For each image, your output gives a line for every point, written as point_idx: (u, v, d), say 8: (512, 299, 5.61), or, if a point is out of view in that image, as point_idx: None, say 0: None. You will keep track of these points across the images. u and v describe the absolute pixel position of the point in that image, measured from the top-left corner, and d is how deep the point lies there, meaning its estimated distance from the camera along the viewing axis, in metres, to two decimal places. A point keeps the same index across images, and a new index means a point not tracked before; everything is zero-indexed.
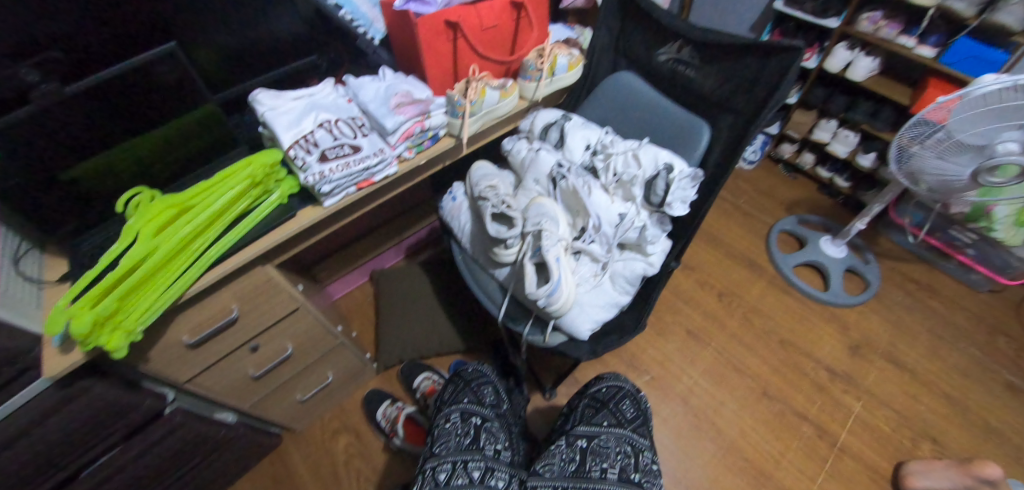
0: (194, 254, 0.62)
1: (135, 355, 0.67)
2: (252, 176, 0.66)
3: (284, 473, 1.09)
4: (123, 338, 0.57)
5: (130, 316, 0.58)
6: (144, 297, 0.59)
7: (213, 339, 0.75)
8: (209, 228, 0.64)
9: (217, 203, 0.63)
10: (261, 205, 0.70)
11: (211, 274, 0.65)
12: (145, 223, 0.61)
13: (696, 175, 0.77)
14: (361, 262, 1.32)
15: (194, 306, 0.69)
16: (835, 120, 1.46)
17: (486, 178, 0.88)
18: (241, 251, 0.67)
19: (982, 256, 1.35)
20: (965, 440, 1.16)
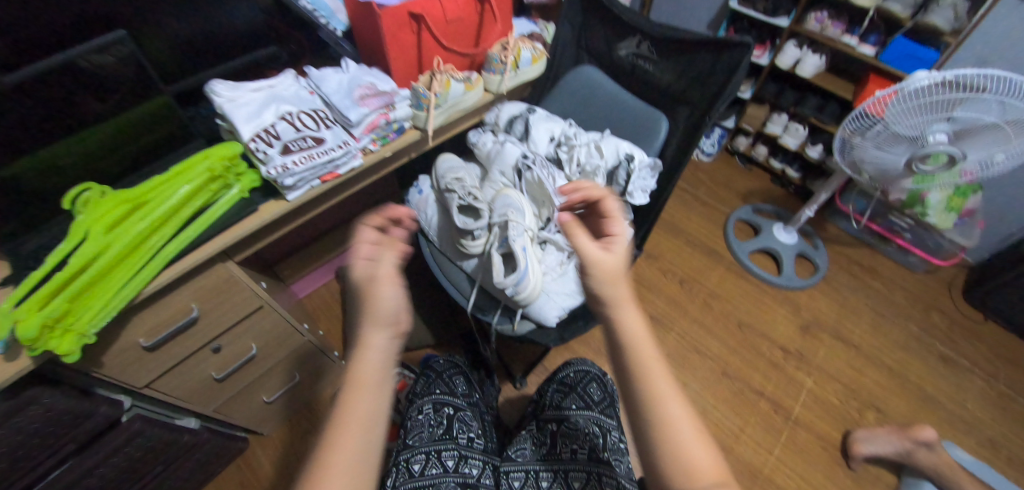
0: (150, 251, 0.59)
1: (88, 361, 0.64)
2: (211, 170, 0.65)
3: (251, 478, 1.06)
4: (76, 342, 0.54)
5: (82, 319, 0.54)
6: (96, 298, 0.56)
7: (172, 342, 0.73)
8: (164, 225, 0.62)
9: (174, 199, 0.61)
10: (219, 200, 0.67)
11: (168, 272, 0.62)
12: (95, 221, 0.58)
13: (654, 165, 0.81)
14: (326, 260, 1.29)
15: (150, 307, 0.66)
16: (786, 114, 1.54)
17: (452, 170, 0.88)
18: (199, 246, 0.64)
19: (918, 239, 1.49)
20: (904, 408, 1.26)
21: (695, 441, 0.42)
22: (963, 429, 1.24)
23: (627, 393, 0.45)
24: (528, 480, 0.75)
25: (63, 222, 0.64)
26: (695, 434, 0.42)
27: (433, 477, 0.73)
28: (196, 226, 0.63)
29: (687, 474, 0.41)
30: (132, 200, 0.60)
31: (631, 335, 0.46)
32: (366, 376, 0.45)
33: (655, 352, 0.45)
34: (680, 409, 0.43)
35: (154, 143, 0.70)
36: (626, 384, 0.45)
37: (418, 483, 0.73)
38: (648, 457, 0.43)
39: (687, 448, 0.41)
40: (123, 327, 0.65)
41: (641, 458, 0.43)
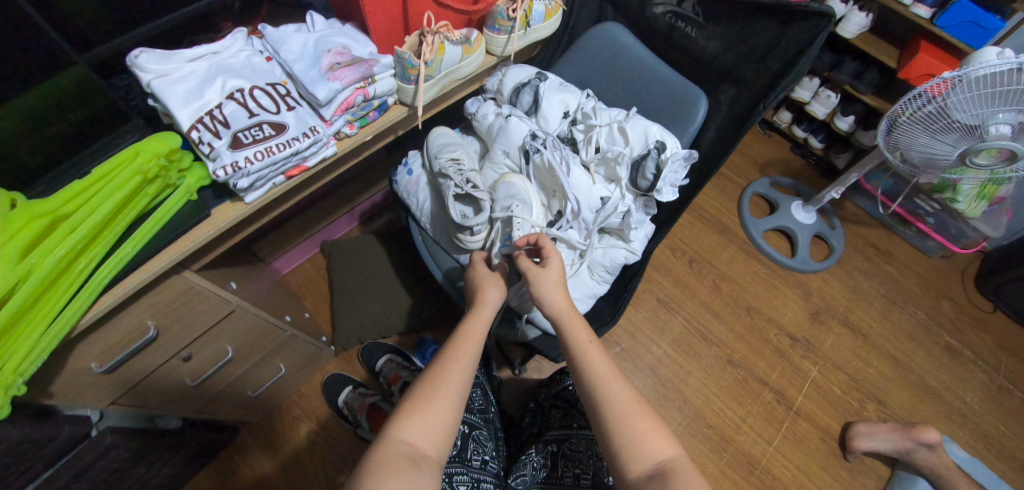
0: (80, 278, 0.49)
1: (36, 390, 0.56)
2: (144, 171, 0.51)
3: (242, 465, 1.04)
4: (2, 395, 0.45)
5: (5, 368, 0.45)
6: (21, 341, 0.46)
7: (131, 360, 0.65)
8: (93, 244, 0.50)
9: (101, 212, 0.48)
10: (161, 204, 0.55)
11: (109, 298, 0.52)
12: (2, 244, 0.45)
13: (690, 156, 0.67)
14: (309, 233, 1.18)
15: (94, 332, 0.56)
16: (818, 79, 1.36)
17: (447, 147, 0.76)
18: (143, 264, 0.54)
19: (940, 224, 1.37)
20: (906, 400, 1.24)
21: (637, 411, 0.51)
22: (960, 422, 1.23)
23: (581, 384, 0.55)
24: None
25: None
26: (634, 399, 0.51)
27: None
28: (134, 242, 0.52)
29: (632, 442, 0.49)
30: (46, 215, 0.48)
31: (577, 337, 0.57)
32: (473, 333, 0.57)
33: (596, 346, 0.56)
34: (620, 386, 0.53)
35: (84, 122, 0.54)
36: (579, 374, 0.55)
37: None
38: (602, 434, 0.51)
39: (631, 417, 0.50)
40: (66, 356, 0.56)
41: (600, 439, 0.51)
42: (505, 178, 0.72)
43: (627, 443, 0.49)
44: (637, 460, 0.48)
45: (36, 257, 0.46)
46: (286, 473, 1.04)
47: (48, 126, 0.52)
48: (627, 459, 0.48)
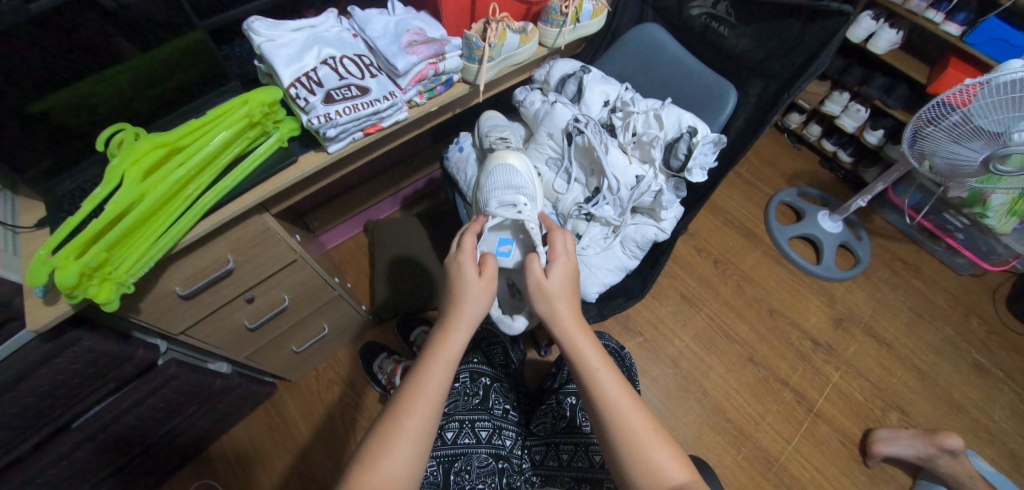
0: (187, 200, 0.58)
1: (126, 307, 0.65)
2: (250, 116, 0.61)
3: (278, 421, 1.15)
4: (115, 290, 0.55)
5: (119, 267, 0.55)
6: (135, 245, 0.56)
7: (208, 290, 0.73)
8: (201, 174, 0.60)
9: (210, 146, 0.59)
10: (257, 149, 0.65)
11: (205, 223, 0.61)
12: (130, 165, 0.57)
13: (719, 140, 0.74)
14: (356, 213, 1.28)
15: (187, 256, 0.66)
16: (848, 92, 1.39)
17: (496, 128, 0.84)
18: (238, 198, 0.63)
19: (970, 241, 1.35)
20: (930, 412, 1.23)
21: (657, 439, 0.52)
22: (987, 439, 1.20)
23: (594, 407, 0.55)
24: (550, 452, 0.75)
25: (94, 167, 0.63)
26: (650, 430, 0.52)
27: (466, 446, 0.75)
28: (233, 177, 0.62)
29: (651, 474, 0.50)
30: (168, 146, 0.59)
31: (585, 360, 0.58)
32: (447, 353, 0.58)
33: (607, 371, 0.56)
34: (637, 413, 0.54)
35: (182, 85, 0.66)
36: (591, 398, 0.55)
37: (451, 450, 0.74)
38: (616, 462, 0.52)
39: (647, 446, 0.51)
40: (160, 275, 0.65)
41: (612, 463, 0.53)
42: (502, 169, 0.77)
43: (643, 473, 0.50)
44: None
45: (156, 177, 0.56)
46: (321, 433, 1.14)
47: (157, 84, 0.63)
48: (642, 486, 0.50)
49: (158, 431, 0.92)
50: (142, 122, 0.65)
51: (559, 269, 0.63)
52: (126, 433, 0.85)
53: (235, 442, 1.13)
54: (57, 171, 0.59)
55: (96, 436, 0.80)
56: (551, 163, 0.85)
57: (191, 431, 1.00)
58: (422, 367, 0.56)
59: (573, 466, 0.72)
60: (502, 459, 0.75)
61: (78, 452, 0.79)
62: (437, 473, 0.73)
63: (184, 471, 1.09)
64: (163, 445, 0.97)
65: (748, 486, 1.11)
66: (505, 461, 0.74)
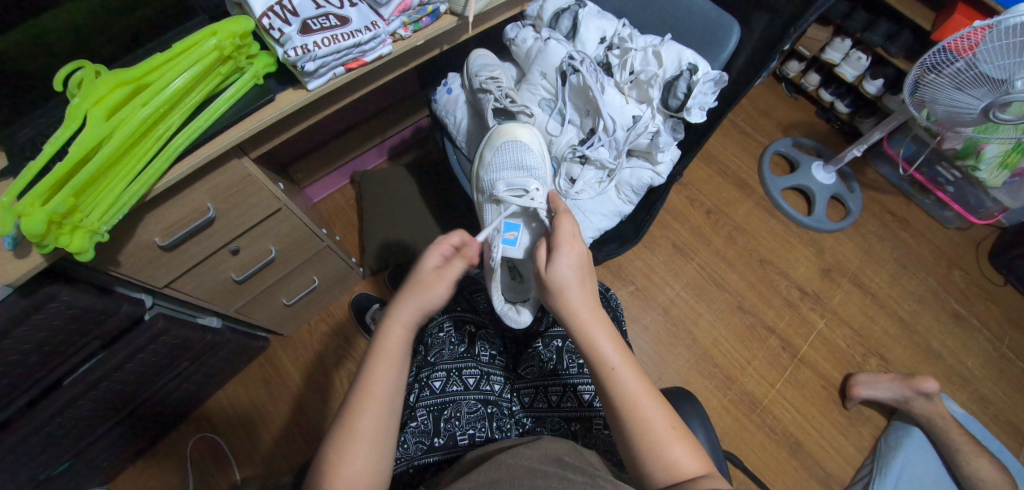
0: (158, 142, 0.54)
1: (105, 259, 0.62)
2: (219, 48, 0.56)
3: (273, 373, 1.17)
4: (88, 239, 0.51)
5: (91, 215, 0.51)
6: (105, 190, 0.52)
7: (190, 241, 0.70)
8: (169, 114, 0.56)
9: (176, 83, 0.54)
10: (230, 87, 0.60)
11: (179, 167, 0.57)
12: (91, 103, 0.51)
13: (721, 78, 0.70)
14: (341, 162, 1.24)
15: (165, 204, 0.62)
16: (849, 40, 1.34)
17: (486, 67, 0.79)
18: (212, 139, 0.59)
19: (960, 194, 1.34)
20: (908, 358, 1.27)
21: (674, 433, 0.49)
22: (960, 383, 1.26)
23: (609, 402, 0.52)
24: (539, 395, 0.77)
25: (56, 111, 0.57)
26: (669, 425, 0.49)
27: (454, 395, 0.75)
28: (206, 116, 0.58)
29: (666, 468, 0.47)
30: (130, 83, 0.53)
31: (601, 354, 0.54)
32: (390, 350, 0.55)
33: (626, 367, 0.53)
34: (655, 408, 0.50)
35: (144, 20, 0.59)
36: (608, 393, 0.52)
37: (439, 399, 0.75)
38: (630, 455, 0.50)
39: (665, 441, 0.48)
40: (136, 224, 0.61)
41: (625, 453, 0.50)
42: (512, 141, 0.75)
43: (658, 468, 0.47)
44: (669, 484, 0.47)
45: (122, 115, 0.52)
46: (316, 383, 1.15)
47: (114, 18, 0.57)
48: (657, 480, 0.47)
49: (151, 387, 0.92)
50: (102, 61, 0.59)
51: (564, 256, 0.60)
52: (117, 391, 0.84)
53: (231, 393, 1.15)
54: (10, 117, 0.53)
55: (89, 392, 0.78)
56: (545, 104, 0.81)
57: (185, 385, 1.00)
58: (368, 368, 0.54)
59: (563, 407, 0.75)
60: (490, 404, 0.76)
61: (72, 408, 0.78)
62: (428, 421, 0.73)
63: (184, 424, 1.11)
64: (158, 399, 0.97)
65: (731, 424, 1.18)
66: (493, 406, 0.75)
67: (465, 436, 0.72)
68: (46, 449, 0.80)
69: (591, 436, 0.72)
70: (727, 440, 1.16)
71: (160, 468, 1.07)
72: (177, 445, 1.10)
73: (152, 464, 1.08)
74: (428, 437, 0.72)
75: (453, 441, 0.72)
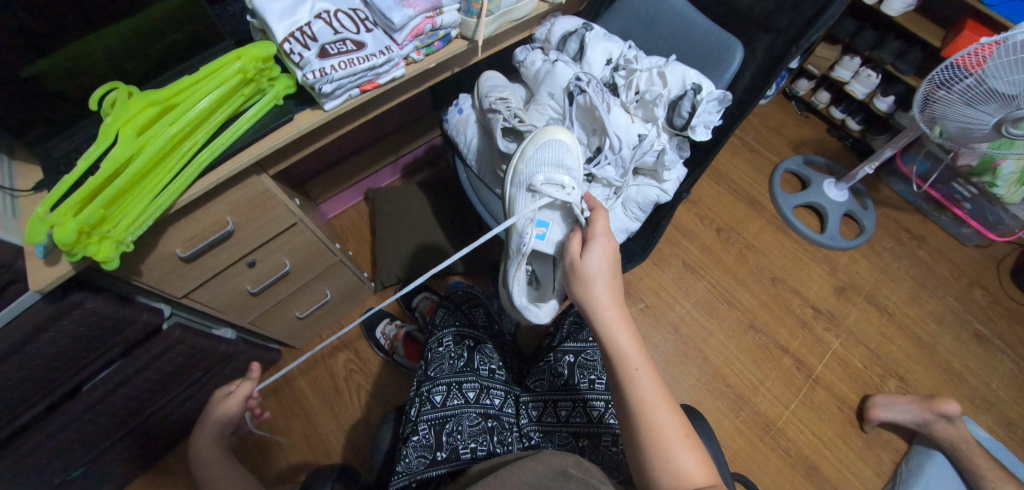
0: (184, 158, 0.57)
1: (128, 269, 0.65)
2: (243, 71, 0.59)
3: (285, 387, 1.17)
4: (114, 249, 0.54)
5: (119, 225, 0.54)
6: (133, 203, 0.55)
7: (208, 253, 0.73)
8: (195, 131, 0.58)
9: (203, 103, 0.57)
10: (252, 107, 0.63)
11: (203, 182, 0.60)
12: (123, 122, 0.54)
13: (724, 98, 0.73)
14: (356, 180, 1.27)
15: (185, 217, 0.65)
16: (859, 58, 1.34)
17: (496, 89, 0.81)
18: (234, 155, 0.62)
19: (977, 210, 1.31)
20: (928, 380, 1.24)
21: (686, 441, 0.49)
22: (984, 408, 1.21)
23: (625, 406, 0.52)
24: (545, 410, 0.77)
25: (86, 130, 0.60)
26: (682, 434, 0.49)
27: (456, 408, 0.75)
28: (229, 134, 0.61)
29: (676, 477, 0.46)
30: (160, 103, 0.56)
31: (624, 353, 0.55)
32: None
33: (646, 371, 0.53)
34: (668, 415, 0.50)
35: (174, 46, 0.63)
36: (627, 394, 0.53)
37: (440, 413, 0.74)
38: (641, 461, 0.49)
39: (675, 449, 0.48)
40: (159, 237, 0.64)
41: (635, 459, 0.50)
42: (551, 135, 0.73)
43: (668, 476, 0.46)
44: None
45: (151, 133, 0.54)
46: (326, 397, 1.16)
47: (144, 45, 0.60)
48: (665, 489, 0.46)
49: (165, 397, 0.94)
50: (134, 84, 0.62)
51: (597, 249, 0.62)
52: (132, 399, 0.86)
53: None
54: (50, 133, 0.57)
55: (106, 398, 0.81)
56: (552, 123, 0.81)
57: (198, 396, 1.02)
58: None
59: (569, 422, 0.74)
60: (491, 417, 0.75)
61: (90, 415, 0.80)
62: (429, 435, 0.72)
63: None
64: (172, 409, 0.99)
65: (744, 447, 1.15)
66: (494, 419, 0.75)
67: (467, 450, 0.71)
68: (63, 454, 0.82)
69: (597, 452, 0.71)
70: (739, 462, 1.13)
71: (172, 480, 1.09)
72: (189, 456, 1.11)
73: (164, 474, 1.10)
74: (430, 451, 0.70)
75: (455, 455, 0.71)
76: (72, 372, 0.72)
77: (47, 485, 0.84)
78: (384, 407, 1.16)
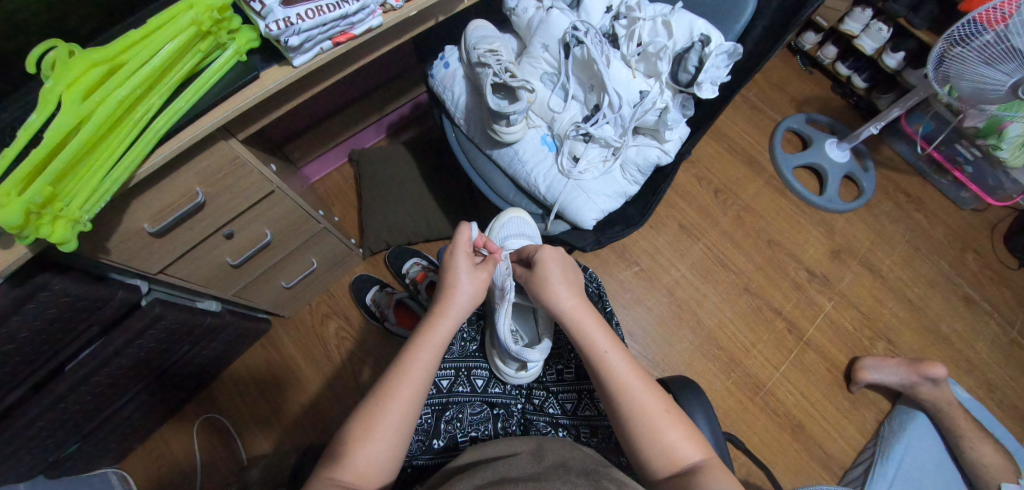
0: (137, 125, 0.51)
1: (94, 247, 0.60)
2: (198, 23, 0.52)
3: (275, 355, 1.16)
4: (70, 229, 0.48)
5: (72, 203, 0.48)
6: (85, 178, 0.49)
7: (179, 226, 0.68)
8: (149, 93, 0.52)
9: (154, 62, 0.49)
10: (212, 64, 0.57)
11: (162, 151, 0.54)
12: (66, 86, 0.47)
13: (733, 51, 0.67)
14: (339, 141, 1.21)
15: (150, 190, 0.60)
16: (871, 9, 1.26)
17: (485, 39, 0.75)
18: (196, 120, 0.56)
19: (978, 174, 1.27)
20: (915, 342, 1.25)
21: (668, 415, 0.50)
22: (966, 369, 1.24)
23: (605, 390, 0.54)
24: (549, 399, 0.72)
25: (27, 98, 0.53)
26: (664, 408, 0.51)
27: (459, 395, 0.72)
28: (187, 97, 0.54)
29: (664, 453, 0.48)
30: (106, 62, 0.49)
31: (592, 339, 0.56)
32: (434, 339, 0.57)
33: (616, 352, 0.55)
34: (648, 392, 0.52)
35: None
36: (606, 380, 0.54)
37: (443, 398, 0.71)
38: (628, 442, 0.50)
39: (661, 426, 0.49)
40: (123, 212, 0.59)
41: (625, 444, 0.51)
42: (511, 212, 0.81)
43: (658, 453, 0.48)
44: (669, 466, 0.48)
45: (99, 98, 0.47)
46: (317, 363, 1.16)
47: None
48: (656, 467, 0.48)
49: (151, 372, 0.91)
50: (78, 38, 0.55)
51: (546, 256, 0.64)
52: (117, 378, 0.83)
53: (233, 376, 1.15)
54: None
55: (91, 377, 0.78)
56: (547, 79, 0.78)
57: (187, 369, 1.00)
58: (411, 350, 0.56)
59: (577, 414, 0.70)
60: (496, 405, 0.72)
61: (74, 396, 0.78)
62: (429, 419, 0.69)
63: (190, 405, 1.12)
64: (162, 383, 0.97)
65: (734, 408, 1.17)
66: (500, 407, 0.71)
67: (466, 438, 0.67)
68: (52, 433, 0.80)
69: (595, 442, 0.67)
70: (729, 422, 1.15)
71: (168, 448, 1.09)
72: (184, 424, 1.11)
73: (159, 443, 1.09)
74: (427, 437, 0.67)
75: (453, 443, 0.67)
76: (48, 355, 0.69)
77: (40, 462, 0.84)
78: (377, 373, 1.16)
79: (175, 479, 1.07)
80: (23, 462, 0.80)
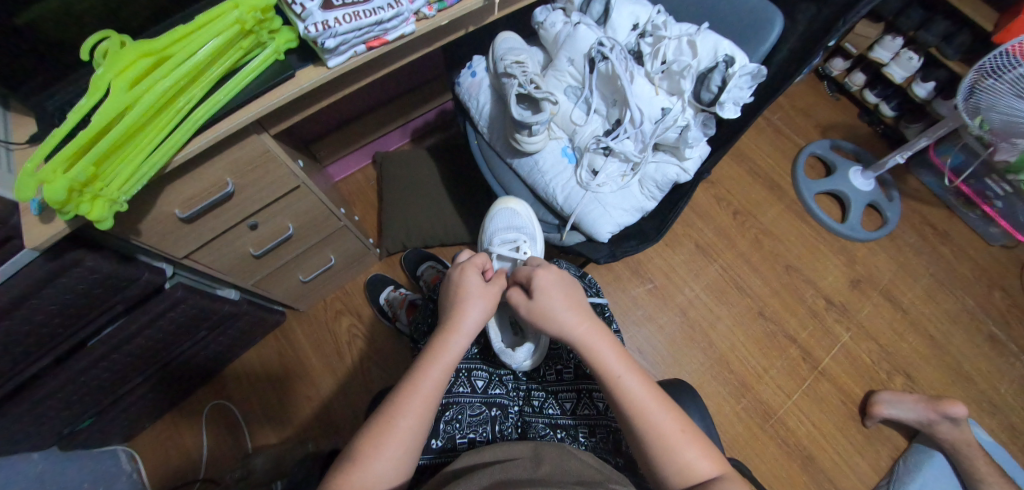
0: (178, 115, 0.54)
1: (126, 228, 0.63)
2: (241, 22, 0.54)
3: (288, 347, 1.19)
4: (107, 208, 0.51)
5: (111, 184, 0.50)
6: (124, 162, 0.51)
7: (208, 214, 0.71)
8: (192, 85, 0.55)
9: (198, 56, 0.52)
10: (251, 62, 0.60)
11: (199, 140, 0.57)
12: (116, 73, 0.50)
13: (757, 73, 0.68)
14: (364, 143, 1.24)
15: (183, 177, 0.62)
16: (901, 38, 1.24)
17: (513, 51, 0.77)
18: (232, 113, 0.59)
19: (1009, 210, 1.23)
20: (936, 379, 1.21)
21: (685, 436, 0.49)
22: (989, 411, 1.19)
23: (621, 412, 0.52)
24: (548, 400, 0.73)
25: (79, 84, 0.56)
26: (679, 433, 0.49)
27: (460, 396, 0.71)
28: (225, 91, 0.57)
29: (682, 469, 0.47)
30: (155, 54, 0.52)
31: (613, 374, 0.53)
32: (444, 357, 0.56)
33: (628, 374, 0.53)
34: (661, 407, 0.50)
35: None
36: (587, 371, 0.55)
37: (443, 398, 0.71)
38: (648, 460, 0.49)
39: (675, 445, 0.48)
40: (157, 196, 0.62)
41: (642, 460, 0.50)
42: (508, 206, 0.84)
43: (669, 466, 0.47)
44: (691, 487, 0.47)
45: (144, 87, 0.50)
46: (327, 358, 1.18)
47: None
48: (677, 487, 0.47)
49: (168, 355, 0.94)
50: (130, 32, 0.59)
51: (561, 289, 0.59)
52: (134, 357, 0.86)
53: (246, 365, 1.17)
54: (41, 84, 0.54)
55: (111, 354, 0.80)
56: (570, 92, 0.80)
57: (203, 354, 1.03)
58: (421, 368, 0.55)
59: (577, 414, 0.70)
60: (495, 406, 0.72)
61: (93, 371, 0.80)
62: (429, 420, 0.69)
63: (202, 390, 1.15)
64: (178, 366, 1.00)
65: (743, 435, 1.14)
66: (498, 408, 0.71)
67: (465, 439, 0.67)
68: (70, 405, 0.83)
69: (594, 442, 0.67)
70: (736, 448, 1.13)
71: (178, 431, 1.11)
72: (195, 409, 1.13)
73: (170, 425, 1.12)
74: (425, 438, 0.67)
75: (452, 443, 0.67)
76: (73, 329, 0.71)
77: (56, 434, 0.87)
78: (384, 372, 1.18)
79: (182, 463, 1.09)
80: (40, 431, 0.83)
